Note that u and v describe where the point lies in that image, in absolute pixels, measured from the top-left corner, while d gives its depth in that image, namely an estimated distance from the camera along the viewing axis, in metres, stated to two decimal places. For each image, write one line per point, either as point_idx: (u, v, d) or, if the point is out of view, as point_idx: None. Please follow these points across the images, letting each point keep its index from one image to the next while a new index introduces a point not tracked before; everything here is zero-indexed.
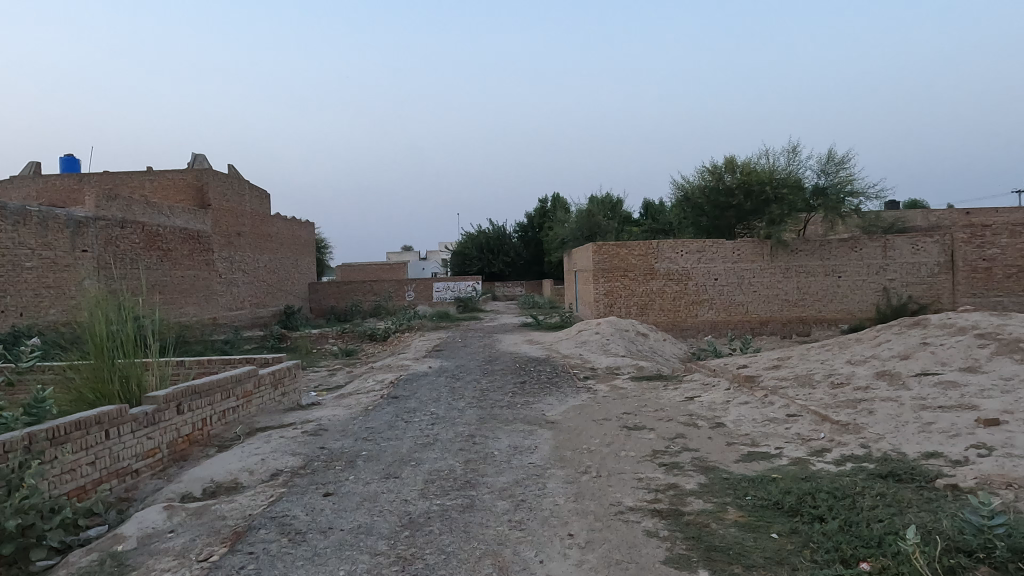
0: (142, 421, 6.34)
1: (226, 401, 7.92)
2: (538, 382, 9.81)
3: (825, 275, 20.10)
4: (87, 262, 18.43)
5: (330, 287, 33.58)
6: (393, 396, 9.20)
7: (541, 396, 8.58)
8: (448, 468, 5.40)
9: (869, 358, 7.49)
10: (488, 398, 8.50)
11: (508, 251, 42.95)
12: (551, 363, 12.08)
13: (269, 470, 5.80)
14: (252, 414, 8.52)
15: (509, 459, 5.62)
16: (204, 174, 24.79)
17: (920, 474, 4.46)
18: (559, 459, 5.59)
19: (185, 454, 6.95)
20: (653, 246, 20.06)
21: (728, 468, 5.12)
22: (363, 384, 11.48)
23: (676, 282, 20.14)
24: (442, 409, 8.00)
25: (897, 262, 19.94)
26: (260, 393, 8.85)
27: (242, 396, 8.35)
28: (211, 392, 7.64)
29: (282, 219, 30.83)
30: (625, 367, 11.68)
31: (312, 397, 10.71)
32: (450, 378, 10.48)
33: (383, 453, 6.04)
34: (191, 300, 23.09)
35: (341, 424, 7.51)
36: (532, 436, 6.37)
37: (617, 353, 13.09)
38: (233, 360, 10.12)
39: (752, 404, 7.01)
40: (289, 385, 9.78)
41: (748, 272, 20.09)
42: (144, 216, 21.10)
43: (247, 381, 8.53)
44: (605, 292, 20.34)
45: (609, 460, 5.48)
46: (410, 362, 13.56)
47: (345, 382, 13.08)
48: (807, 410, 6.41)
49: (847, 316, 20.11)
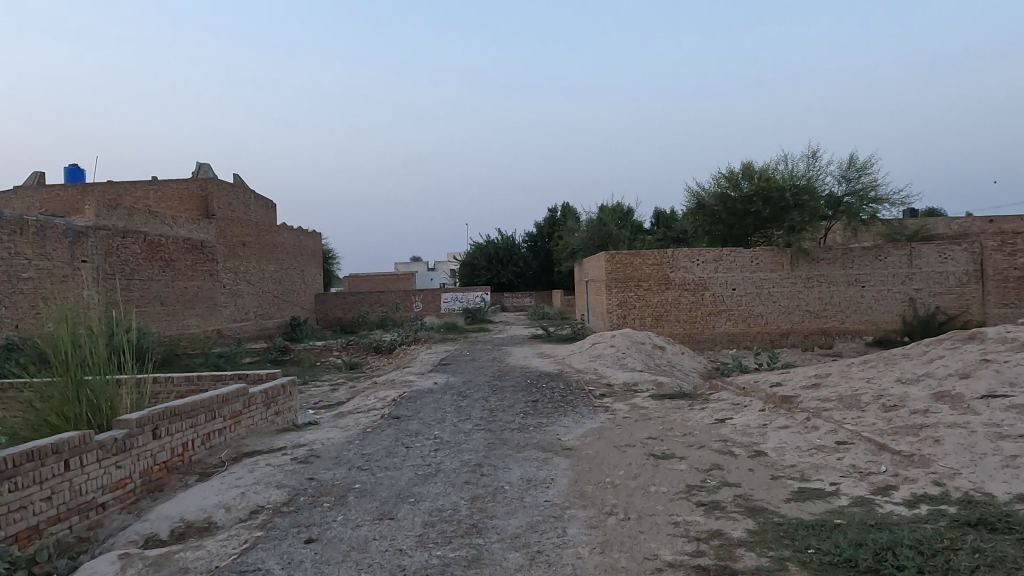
0: (111, 448, 5.66)
1: (210, 423, 7.24)
2: (551, 400, 9.05)
3: (848, 284, 19.29)
4: (87, 272, 17.93)
5: (337, 298, 32.97)
6: (395, 415, 8.48)
7: (555, 417, 7.84)
8: (452, 507, 4.68)
9: (922, 376, 6.69)
10: (498, 419, 7.75)
11: (517, 261, 42.33)
12: (565, 379, 11.33)
13: (248, 507, 5.09)
14: (240, 436, 7.83)
15: (522, 495, 4.89)
16: (209, 184, 24.28)
17: (1020, 523, 3.69)
18: (579, 497, 4.85)
19: (161, 483, 6.26)
20: (668, 254, 19.32)
21: (780, 509, 4.36)
22: (364, 401, 10.79)
23: (692, 292, 19.37)
24: (446, 431, 7.26)
25: (924, 271, 19.09)
26: (251, 413, 8.17)
27: (230, 416, 7.68)
28: (194, 413, 6.97)
29: (288, 229, 30.32)
30: (644, 384, 10.92)
31: (309, 416, 10.00)
32: (456, 396, 9.75)
33: (378, 487, 5.32)
34: (194, 311, 22.55)
35: (335, 449, 6.79)
36: (547, 466, 5.63)
37: (633, 368, 12.33)
38: (224, 377, 9.46)
39: (794, 429, 6.23)
40: (283, 404, 9.08)
41: (768, 282, 19.31)
42: (146, 226, 20.58)
43: (235, 400, 7.86)
44: (619, 303, 19.59)
45: (638, 499, 4.73)
46: (415, 376, 12.87)
47: (346, 399, 12.36)
48: (860, 437, 5.63)
49: (872, 328, 19.28)
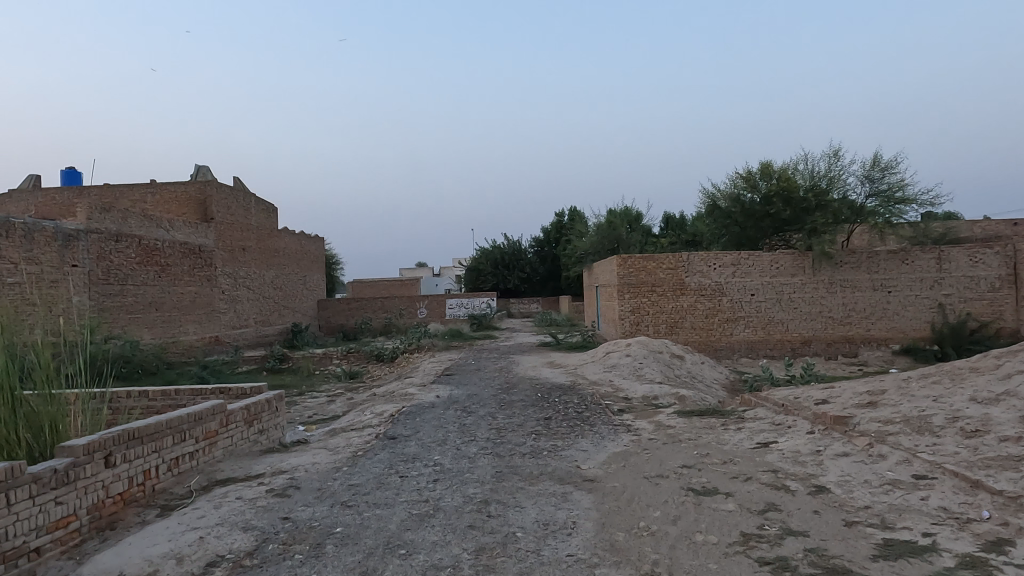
0: (48, 482, 4.76)
1: (179, 446, 6.36)
2: (566, 418, 8.12)
3: (873, 290, 18.30)
4: (78, 277, 17.13)
5: (340, 304, 32.12)
6: (390, 435, 7.57)
7: (571, 438, 6.91)
8: (451, 563, 3.75)
9: (1003, 395, 5.71)
10: (507, 441, 6.83)
11: (523, 266, 41.52)
12: (579, 392, 10.41)
13: (205, 557, 4.17)
14: (216, 460, 6.94)
15: (538, 546, 3.96)
16: (208, 187, 23.52)
17: None
18: (609, 550, 3.91)
19: (115, 520, 5.36)
20: (683, 258, 18.35)
21: (868, 571, 3.43)
22: (358, 417, 9.85)
23: (709, 298, 18.40)
24: (448, 456, 6.35)
25: (954, 275, 18.12)
26: (229, 433, 7.28)
27: (204, 438, 6.78)
28: (159, 436, 6.07)
29: (290, 233, 29.52)
30: (665, 398, 9.99)
31: (298, 433, 9.11)
32: (460, 411, 8.83)
33: (363, 532, 4.39)
34: (191, 318, 21.71)
35: (318, 478, 5.88)
36: (567, 505, 4.70)
37: (652, 380, 11.39)
38: (205, 391, 8.59)
39: (856, 459, 5.28)
40: (268, 421, 8.18)
41: (789, 287, 18.32)
42: (141, 230, 19.79)
43: (211, 419, 6.97)
44: (631, 309, 18.60)
45: (682, 553, 3.79)
46: (416, 387, 11.95)
47: (343, 412, 11.45)
48: (943, 471, 4.67)
49: (899, 335, 18.27)
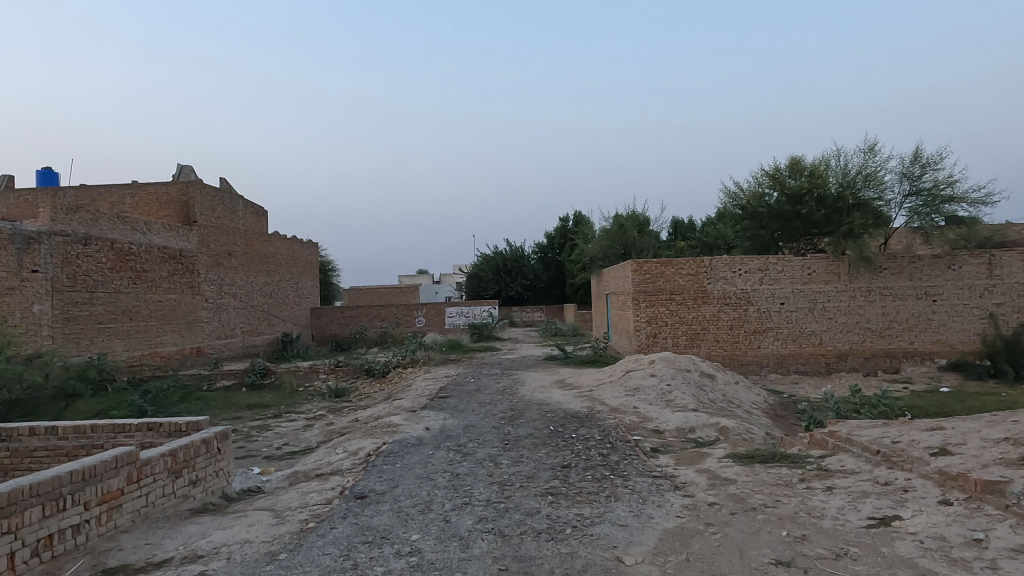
0: None
1: (51, 520, 4.49)
2: (591, 466, 6.26)
3: (916, 298, 16.43)
4: (38, 284, 15.33)
5: (332, 313, 30.19)
6: (359, 492, 5.72)
7: (601, 504, 5.05)
8: None
9: None
10: (513, 509, 4.96)
11: (526, 272, 39.72)
12: (598, 423, 8.54)
13: None
14: (114, 532, 5.07)
15: None
16: (190, 188, 21.69)
17: None
18: None
19: None
20: (705, 263, 16.47)
21: None
22: (328, 455, 7.97)
23: (734, 307, 16.49)
24: (429, 536, 4.46)
25: (1006, 283, 16.28)
26: (142, 491, 5.45)
27: (99, 502, 4.95)
28: (14, 508, 4.21)
29: (281, 238, 27.64)
30: (706, 432, 8.14)
31: (248, 480, 7.22)
32: (455, 454, 6.97)
33: None
34: (169, 328, 19.87)
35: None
36: None
37: (684, 406, 9.54)
38: (128, 429, 6.72)
39: None
40: (205, 470, 6.32)
41: (822, 295, 16.44)
42: (114, 232, 17.99)
43: (113, 475, 5.13)
44: (647, 320, 16.71)
45: None
46: (403, 415, 10.06)
47: (315, 446, 9.57)
48: None
49: (945, 349, 16.39)
